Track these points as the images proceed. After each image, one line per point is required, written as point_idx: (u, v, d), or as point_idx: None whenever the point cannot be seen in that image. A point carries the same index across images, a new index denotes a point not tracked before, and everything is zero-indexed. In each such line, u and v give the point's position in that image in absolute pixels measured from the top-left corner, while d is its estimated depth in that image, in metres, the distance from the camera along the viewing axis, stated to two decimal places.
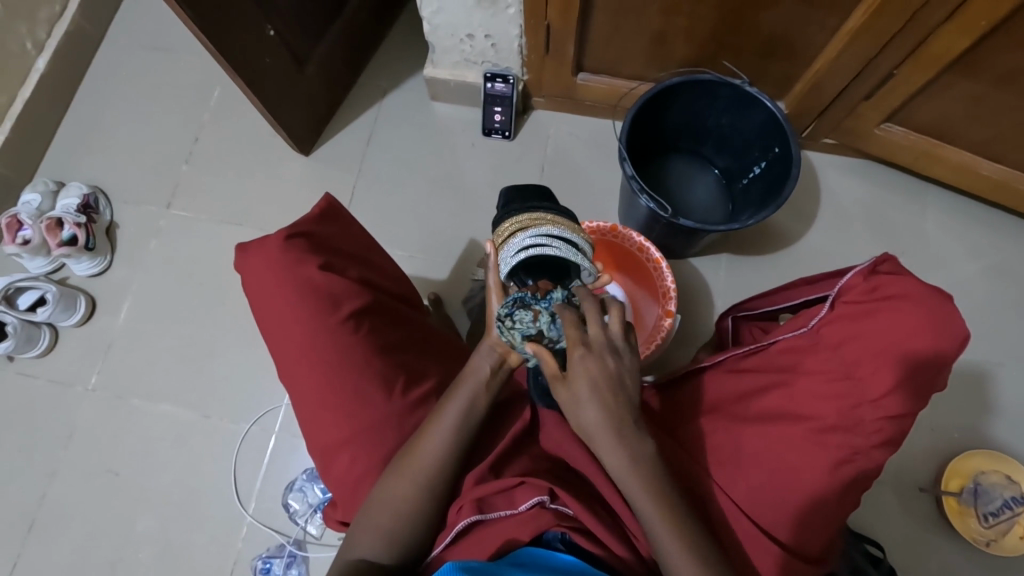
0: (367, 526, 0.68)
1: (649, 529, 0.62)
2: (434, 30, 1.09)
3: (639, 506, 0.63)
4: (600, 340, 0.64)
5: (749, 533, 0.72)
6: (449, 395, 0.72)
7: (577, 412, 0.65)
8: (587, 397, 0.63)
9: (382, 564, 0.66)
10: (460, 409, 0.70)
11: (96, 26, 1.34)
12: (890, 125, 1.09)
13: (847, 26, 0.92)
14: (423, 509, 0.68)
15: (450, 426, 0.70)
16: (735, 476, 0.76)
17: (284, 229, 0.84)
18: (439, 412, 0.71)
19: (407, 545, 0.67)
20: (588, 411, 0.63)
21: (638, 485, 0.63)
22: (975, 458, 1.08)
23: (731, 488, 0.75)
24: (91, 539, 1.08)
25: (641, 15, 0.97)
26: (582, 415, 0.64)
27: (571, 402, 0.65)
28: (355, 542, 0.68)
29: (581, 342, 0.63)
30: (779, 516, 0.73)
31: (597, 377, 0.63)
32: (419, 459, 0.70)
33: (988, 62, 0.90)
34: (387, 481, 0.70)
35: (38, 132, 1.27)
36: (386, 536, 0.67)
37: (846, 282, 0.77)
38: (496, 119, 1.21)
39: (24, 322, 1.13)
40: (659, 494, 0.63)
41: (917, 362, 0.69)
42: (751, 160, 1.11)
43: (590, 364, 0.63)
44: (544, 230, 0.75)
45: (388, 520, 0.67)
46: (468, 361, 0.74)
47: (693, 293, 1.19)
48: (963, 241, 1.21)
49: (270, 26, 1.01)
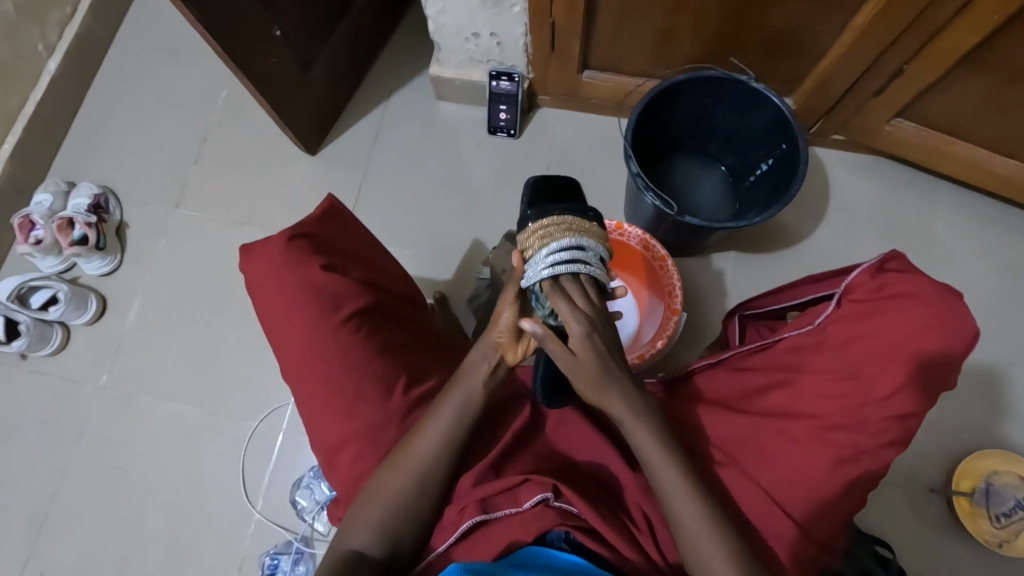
0: (360, 518, 0.69)
1: (667, 497, 0.67)
2: (439, 28, 1.09)
3: (659, 479, 0.68)
4: (589, 313, 0.64)
5: (776, 523, 0.71)
6: (444, 394, 0.72)
7: (585, 378, 0.66)
8: (589, 364, 0.65)
9: (375, 557, 0.67)
10: (455, 406, 0.71)
11: (107, 28, 1.35)
12: (900, 121, 1.07)
13: (856, 23, 0.91)
14: (412, 505, 0.69)
15: (444, 426, 0.71)
16: (766, 465, 0.74)
17: (287, 230, 0.84)
18: (434, 410, 0.72)
19: (396, 537, 0.68)
20: (596, 375, 0.65)
21: (661, 453, 0.68)
22: (990, 457, 1.07)
23: (760, 475, 0.74)
24: (103, 535, 1.10)
25: (645, 14, 0.97)
26: (590, 385, 0.67)
27: (578, 371, 0.66)
28: (347, 533, 0.69)
29: (575, 318, 0.63)
30: (800, 507, 0.72)
31: (597, 346, 0.65)
32: (413, 455, 0.70)
33: (1001, 57, 0.88)
34: (379, 476, 0.71)
35: (50, 132, 1.28)
36: (378, 529, 0.68)
37: (852, 280, 0.76)
38: (502, 117, 1.21)
39: (37, 321, 1.15)
40: (669, 445, 0.69)
41: (926, 360, 0.68)
42: (758, 157, 1.10)
43: (590, 335, 0.64)
44: (576, 241, 0.64)
45: (379, 513, 0.68)
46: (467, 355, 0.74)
47: (700, 292, 1.18)
48: (975, 238, 1.20)
49: (277, 27, 1.01)
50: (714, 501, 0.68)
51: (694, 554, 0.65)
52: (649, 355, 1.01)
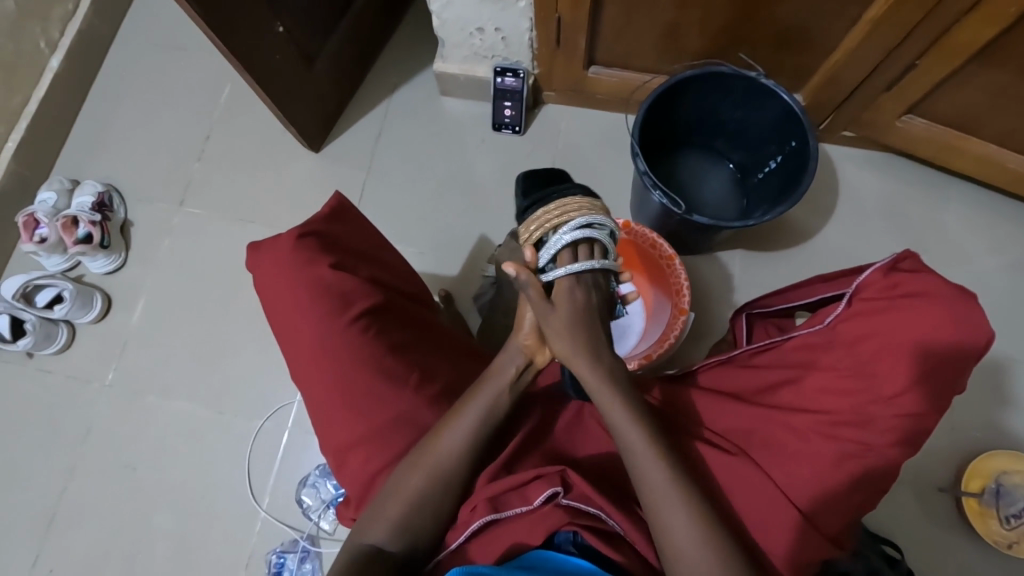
0: (378, 517, 0.69)
1: (653, 498, 0.65)
2: (443, 24, 1.08)
3: (644, 482, 0.66)
4: (583, 277, 0.73)
5: (781, 522, 0.70)
6: (470, 395, 0.73)
7: (558, 329, 0.71)
8: (563, 316, 0.71)
9: (393, 552, 0.67)
10: (481, 408, 0.72)
11: (109, 24, 1.34)
12: (911, 117, 1.06)
13: (868, 17, 0.89)
14: (431, 507, 0.69)
15: (469, 427, 0.71)
16: (777, 460, 0.73)
17: (295, 228, 0.83)
18: (459, 413, 0.72)
19: (416, 538, 0.68)
20: (566, 325, 0.70)
21: (648, 453, 0.67)
22: (1000, 457, 1.05)
23: (771, 469, 0.73)
24: (110, 533, 1.10)
25: (653, 8, 0.95)
26: (559, 342, 0.72)
27: (553, 322, 0.71)
28: (364, 531, 0.69)
29: (566, 274, 0.72)
30: (809, 505, 0.71)
31: (578, 301, 0.72)
32: (434, 456, 0.70)
33: (1017, 50, 0.87)
34: (398, 477, 0.70)
35: (54, 130, 1.28)
36: (396, 527, 0.68)
37: (864, 279, 0.75)
38: (507, 113, 1.20)
39: (42, 320, 1.15)
40: (655, 440, 0.68)
41: (933, 356, 0.68)
42: (768, 153, 1.08)
43: (574, 290, 0.72)
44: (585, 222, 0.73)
45: (398, 512, 0.68)
46: (493, 362, 0.76)
47: (707, 289, 1.17)
48: (986, 234, 1.18)
49: (280, 24, 1.00)
50: (703, 499, 0.66)
51: (669, 550, 0.63)
52: (655, 356, 1.01)
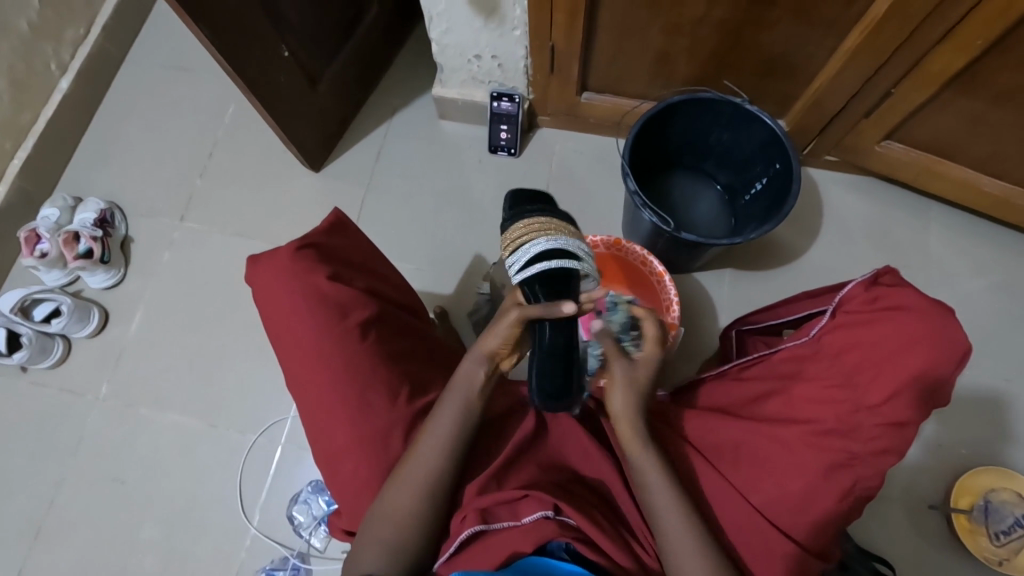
0: (368, 539, 0.69)
1: (662, 523, 0.68)
2: (442, 50, 1.13)
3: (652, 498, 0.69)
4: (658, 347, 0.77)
5: (781, 545, 0.71)
6: (439, 403, 0.74)
7: (624, 388, 0.74)
8: (631, 380, 0.75)
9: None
10: (449, 424, 0.72)
11: (118, 48, 1.38)
12: (890, 142, 1.11)
13: (846, 45, 0.94)
14: (421, 522, 0.69)
15: (445, 438, 0.72)
16: (765, 481, 0.74)
17: (295, 241, 0.85)
18: (432, 425, 0.73)
19: (407, 558, 0.68)
20: (634, 388, 0.74)
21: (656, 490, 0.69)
22: (985, 474, 1.06)
23: (762, 493, 0.74)
24: (97, 548, 1.09)
25: (643, 35, 1.00)
26: (615, 388, 0.75)
27: (622, 380, 0.75)
28: (357, 558, 0.69)
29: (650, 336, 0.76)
30: (804, 519, 0.72)
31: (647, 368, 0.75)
32: (417, 470, 0.71)
33: (988, 79, 0.91)
34: (386, 496, 0.71)
35: (59, 148, 1.31)
36: (388, 548, 0.67)
37: (847, 293, 0.77)
38: (503, 136, 1.24)
39: (38, 333, 1.16)
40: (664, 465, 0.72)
41: (903, 377, 0.68)
42: (753, 175, 1.12)
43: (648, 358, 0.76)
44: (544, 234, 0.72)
45: (390, 533, 0.68)
46: (458, 368, 0.76)
47: (698, 307, 1.19)
48: (967, 256, 1.22)
49: (285, 48, 1.04)
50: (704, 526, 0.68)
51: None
52: None
